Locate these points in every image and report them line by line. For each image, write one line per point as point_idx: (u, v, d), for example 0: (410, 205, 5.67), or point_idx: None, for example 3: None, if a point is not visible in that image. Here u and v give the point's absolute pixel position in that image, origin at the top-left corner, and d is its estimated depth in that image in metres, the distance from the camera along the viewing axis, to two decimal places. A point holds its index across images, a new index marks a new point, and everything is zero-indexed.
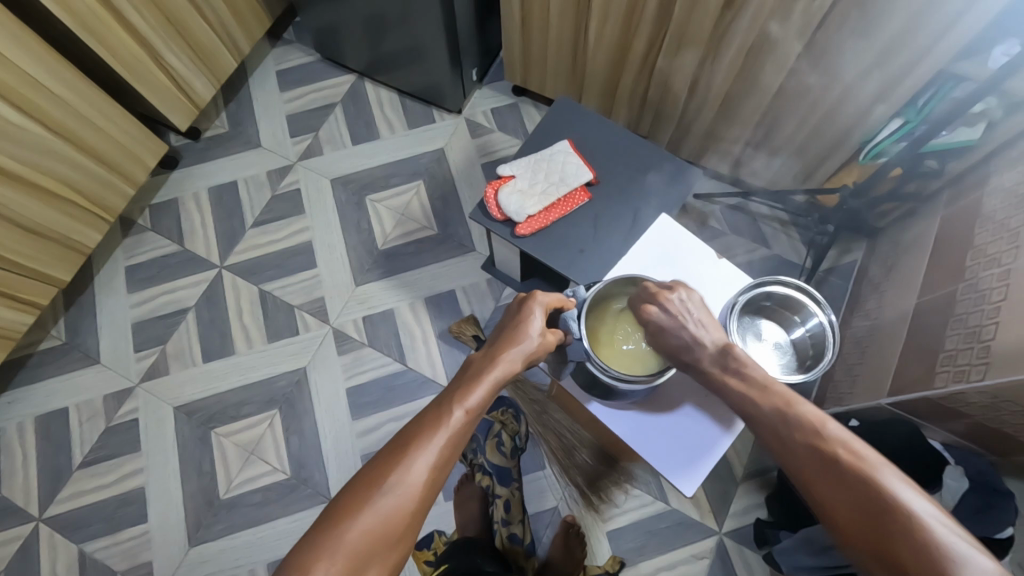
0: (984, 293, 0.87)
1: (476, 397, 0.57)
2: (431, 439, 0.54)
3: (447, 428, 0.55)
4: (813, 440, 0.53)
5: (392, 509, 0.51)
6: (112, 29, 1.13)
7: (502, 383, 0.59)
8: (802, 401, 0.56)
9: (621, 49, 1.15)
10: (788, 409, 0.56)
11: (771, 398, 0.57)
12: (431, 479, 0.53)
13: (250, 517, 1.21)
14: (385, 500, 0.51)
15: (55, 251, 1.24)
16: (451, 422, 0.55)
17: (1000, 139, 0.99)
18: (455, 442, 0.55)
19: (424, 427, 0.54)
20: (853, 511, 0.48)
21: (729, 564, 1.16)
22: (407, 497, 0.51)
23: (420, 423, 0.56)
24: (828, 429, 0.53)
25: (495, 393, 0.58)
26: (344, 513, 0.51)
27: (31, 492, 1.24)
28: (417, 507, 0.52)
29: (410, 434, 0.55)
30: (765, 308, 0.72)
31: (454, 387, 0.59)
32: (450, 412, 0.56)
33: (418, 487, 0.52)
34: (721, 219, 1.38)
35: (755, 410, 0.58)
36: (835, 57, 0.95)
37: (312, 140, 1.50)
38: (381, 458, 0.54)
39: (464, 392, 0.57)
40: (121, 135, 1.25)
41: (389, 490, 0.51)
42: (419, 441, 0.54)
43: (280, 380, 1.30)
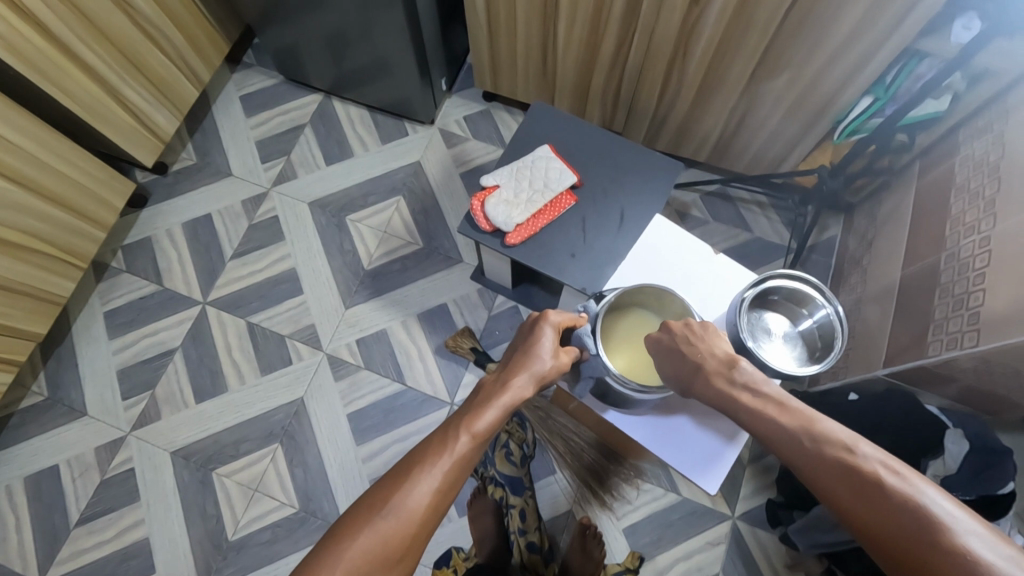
0: (966, 261, 0.90)
1: (483, 421, 0.57)
2: (435, 463, 0.55)
3: (452, 454, 0.55)
4: (838, 457, 0.52)
5: (392, 530, 0.51)
6: (66, 70, 1.09)
7: (510, 409, 0.59)
8: (826, 420, 0.56)
9: (591, 50, 1.15)
10: (811, 426, 0.55)
11: (789, 416, 0.57)
12: (433, 503, 0.53)
13: (261, 556, 1.18)
14: (385, 521, 0.51)
15: (28, 305, 1.19)
16: (457, 447, 0.55)
17: (966, 109, 1.02)
18: (460, 467, 0.55)
19: (429, 452, 0.54)
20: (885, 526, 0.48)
21: (744, 546, 1.18)
22: (408, 520, 0.52)
23: (426, 446, 0.56)
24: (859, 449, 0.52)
25: (504, 418, 0.58)
26: (346, 532, 0.51)
27: (29, 556, 1.19)
28: (417, 529, 0.52)
29: (416, 456, 0.56)
30: (772, 303, 0.73)
31: (464, 410, 0.59)
32: (456, 436, 0.56)
33: (419, 511, 0.52)
34: (702, 207, 1.39)
35: (774, 425, 0.57)
36: (800, 43, 0.97)
37: (284, 165, 1.47)
38: (387, 478, 0.55)
39: (473, 416, 0.57)
40: (87, 179, 1.21)
41: (391, 511, 0.52)
42: (423, 464, 0.55)
43: (278, 413, 1.27)
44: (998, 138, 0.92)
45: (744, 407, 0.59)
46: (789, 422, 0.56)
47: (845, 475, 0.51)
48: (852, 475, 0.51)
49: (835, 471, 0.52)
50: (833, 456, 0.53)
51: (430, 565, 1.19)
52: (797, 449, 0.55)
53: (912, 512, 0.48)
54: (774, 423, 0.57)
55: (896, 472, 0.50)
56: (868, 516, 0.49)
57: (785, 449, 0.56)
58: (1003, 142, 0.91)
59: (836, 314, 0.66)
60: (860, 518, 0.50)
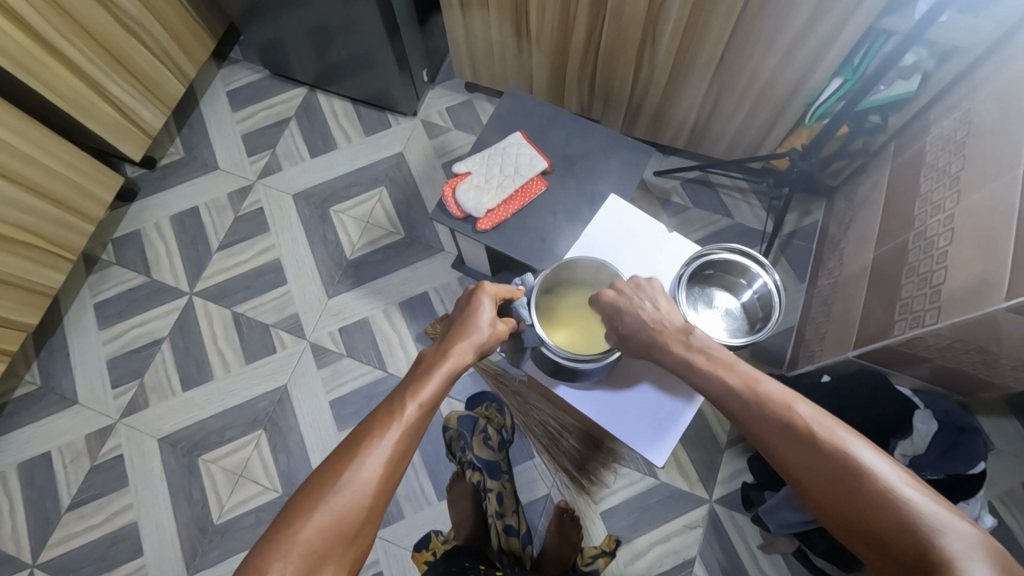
0: (932, 239, 0.90)
1: (428, 390, 0.58)
2: (383, 435, 0.55)
3: (399, 424, 0.55)
4: (784, 416, 0.55)
5: (347, 505, 0.51)
6: (49, 67, 1.11)
7: (453, 378, 0.61)
8: (768, 380, 0.59)
9: (563, 37, 1.16)
10: (756, 386, 0.58)
11: (737, 376, 0.60)
12: (385, 474, 0.53)
13: (245, 540, 1.21)
14: (339, 497, 0.51)
15: (19, 297, 1.23)
16: (403, 417, 0.56)
17: (937, 87, 1.01)
18: (410, 436, 0.55)
19: (376, 424, 0.54)
20: (828, 483, 0.51)
21: (721, 530, 1.19)
22: (361, 494, 0.52)
23: (373, 421, 0.56)
24: (796, 407, 0.56)
25: (448, 385, 0.60)
26: (298, 514, 0.50)
27: (22, 540, 1.23)
28: (372, 501, 0.52)
29: (362, 431, 0.56)
30: (713, 277, 0.78)
31: (407, 382, 0.60)
32: (402, 407, 0.57)
33: (372, 484, 0.52)
34: (682, 193, 1.39)
35: (725, 390, 0.60)
36: (764, 25, 0.97)
37: (270, 158, 1.49)
38: (335, 456, 0.54)
39: (416, 387, 0.58)
40: (74, 174, 1.24)
41: (344, 487, 0.51)
42: (371, 437, 0.54)
43: (262, 400, 1.29)
44: (964, 116, 0.92)
45: (696, 371, 0.63)
46: (734, 382, 0.60)
47: (783, 429, 0.55)
48: (789, 429, 0.54)
49: (774, 424, 0.55)
50: (773, 412, 0.56)
51: (409, 548, 1.20)
52: (742, 410, 0.58)
53: (845, 464, 0.50)
54: (722, 383, 0.60)
55: (830, 428, 0.53)
56: (804, 466, 0.52)
57: (730, 409, 0.59)
58: (969, 119, 0.90)
59: (773, 282, 0.72)
60: (793, 466, 0.53)
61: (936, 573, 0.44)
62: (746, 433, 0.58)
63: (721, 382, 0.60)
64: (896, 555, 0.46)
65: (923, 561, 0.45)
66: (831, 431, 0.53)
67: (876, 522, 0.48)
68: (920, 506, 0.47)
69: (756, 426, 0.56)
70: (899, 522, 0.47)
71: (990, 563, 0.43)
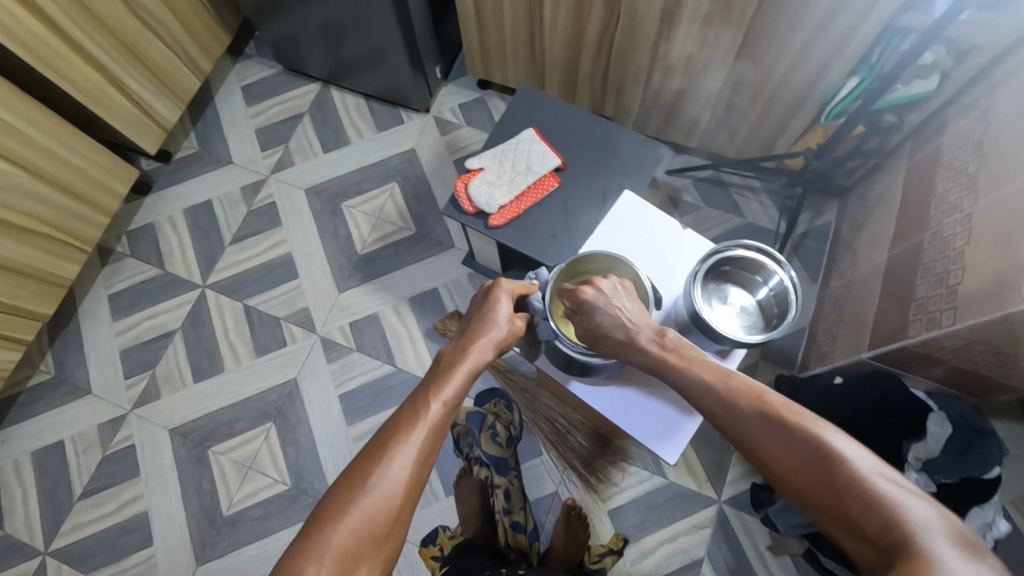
0: (948, 240, 0.89)
1: (451, 387, 0.57)
2: (410, 434, 0.54)
3: (425, 423, 0.55)
4: (755, 404, 0.55)
5: (378, 506, 0.50)
6: (67, 59, 1.13)
7: (474, 375, 0.60)
8: (741, 374, 0.59)
9: (577, 35, 1.16)
10: (728, 378, 0.58)
11: (710, 371, 0.60)
12: (414, 473, 0.52)
13: (254, 532, 1.21)
14: (369, 498, 0.50)
15: (35, 287, 1.24)
16: (429, 415, 0.55)
17: (954, 87, 1.01)
18: (436, 433, 0.55)
19: (402, 423, 0.53)
20: (797, 467, 0.50)
21: (729, 530, 1.18)
22: (392, 494, 0.51)
23: (397, 419, 0.56)
24: (767, 396, 0.55)
25: (469, 383, 0.59)
26: (329, 516, 0.49)
27: (34, 527, 1.24)
28: (403, 500, 0.51)
29: (388, 431, 0.55)
30: (728, 274, 0.78)
31: (429, 381, 0.59)
32: (427, 406, 0.56)
33: (402, 483, 0.51)
34: (694, 192, 1.39)
35: (696, 380, 0.60)
36: (779, 22, 0.96)
37: (283, 153, 1.50)
38: (362, 458, 0.53)
39: (439, 385, 0.58)
40: (90, 166, 1.25)
41: (374, 487, 0.50)
42: (398, 437, 0.54)
43: (271, 393, 1.30)
44: (983, 116, 0.91)
45: (670, 366, 0.63)
46: (708, 377, 0.60)
47: (754, 418, 0.54)
48: (758, 417, 0.54)
49: (744, 415, 0.55)
50: (743, 401, 0.56)
51: (417, 543, 1.21)
52: (715, 400, 0.58)
53: (813, 447, 0.50)
54: (695, 377, 0.60)
55: (798, 413, 0.53)
56: (774, 452, 0.52)
57: (703, 402, 0.59)
58: (987, 119, 0.89)
59: (789, 279, 0.71)
60: (763, 453, 0.53)
61: (908, 554, 0.42)
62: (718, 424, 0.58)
63: (688, 373, 0.61)
64: (865, 537, 0.45)
65: (890, 539, 0.44)
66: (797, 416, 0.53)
67: (848, 505, 0.46)
68: (885, 486, 0.46)
69: (724, 413, 0.56)
70: (867, 503, 0.46)
71: (952, 539, 0.42)
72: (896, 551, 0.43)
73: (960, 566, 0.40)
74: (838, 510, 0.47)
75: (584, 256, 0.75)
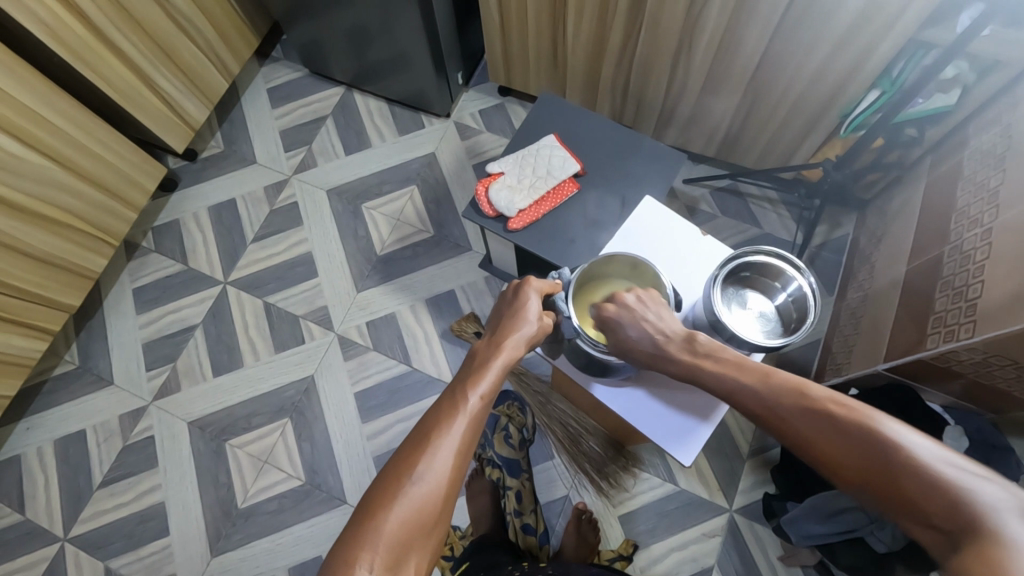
0: (968, 254, 0.89)
1: (488, 381, 0.59)
2: (451, 426, 0.55)
3: (465, 415, 0.56)
4: (801, 401, 0.56)
5: (426, 495, 0.52)
6: (102, 57, 1.16)
7: (508, 370, 0.62)
8: (781, 371, 0.60)
9: (600, 43, 1.18)
10: (769, 377, 0.59)
11: (749, 373, 0.61)
12: (457, 464, 0.54)
13: (268, 525, 1.23)
14: (416, 488, 0.52)
15: (63, 278, 1.27)
16: (468, 408, 0.57)
17: (975, 102, 1.01)
18: (475, 425, 0.56)
19: (444, 415, 0.55)
20: (854, 458, 0.51)
21: (740, 540, 1.18)
22: (438, 484, 0.52)
23: (437, 412, 0.57)
24: (812, 392, 0.56)
25: (504, 378, 0.61)
26: (378, 506, 0.51)
27: (55, 513, 1.27)
28: (448, 489, 0.53)
29: (429, 423, 0.56)
30: (747, 279, 0.78)
31: (465, 376, 0.60)
32: (465, 399, 0.57)
33: (446, 474, 0.53)
34: (710, 202, 1.40)
35: (738, 383, 0.61)
36: (801, 34, 0.97)
37: (306, 154, 1.53)
38: (405, 450, 0.55)
39: (475, 379, 0.59)
40: (121, 162, 1.29)
41: (420, 477, 0.52)
42: (439, 429, 0.55)
43: (289, 389, 1.32)
44: (1006, 130, 0.91)
45: (707, 371, 0.64)
46: (747, 379, 0.61)
47: (802, 413, 0.55)
48: (806, 412, 0.55)
49: (793, 411, 0.56)
50: (790, 399, 0.57)
51: None
52: (758, 402, 0.59)
53: (867, 437, 0.50)
54: (735, 380, 0.61)
55: (848, 406, 0.53)
56: (828, 445, 0.53)
57: (746, 403, 0.60)
58: (1009, 134, 0.90)
59: (808, 284, 0.72)
60: (814, 445, 0.54)
61: (982, 536, 0.42)
62: (764, 424, 0.58)
63: (731, 377, 0.62)
64: (929, 521, 0.46)
65: (957, 520, 0.44)
66: (846, 407, 0.54)
67: (913, 492, 0.47)
68: (946, 470, 0.46)
69: (769, 414, 0.57)
70: (933, 487, 0.46)
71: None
72: (964, 532, 0.43)
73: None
74: (904, 499, 0.47)
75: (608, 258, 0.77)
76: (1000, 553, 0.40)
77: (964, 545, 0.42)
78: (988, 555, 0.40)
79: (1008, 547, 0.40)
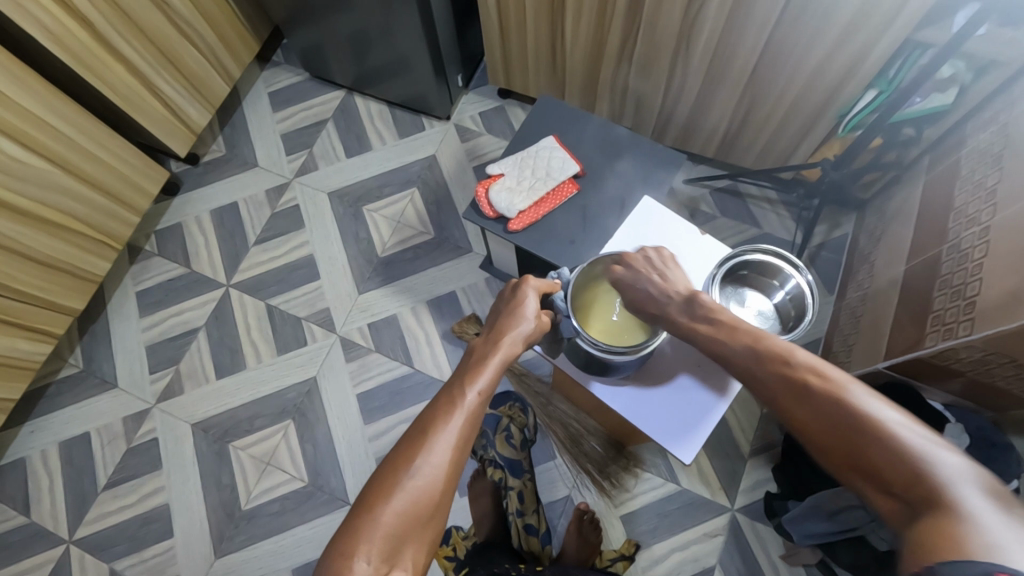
0: (966, 252, 0.89)
1: (485, 377, 0.59)
2: (448, 421, 0.56)
3: (462, 410, 0.57)
4: (781, 369, 0.56)
5: (423, 489, 0.52)
6: (105, 62, 1.17)
7: (506, 365, 0.62)
8: (769, 337, 0.60)
9: (598, 45, 1.18)
10: (757, 343, 0.59)
11: (739, 338, 0.61)
12: (453, 458, 0.54)
13: (271, 527, 1.24)
14: (413, 481, 0.52)
15: (67, 282, 1.28)
16: (465, 403, 0.57)
17: (972, 102, 1.02)
18: (472, 421, 0.57)
19: (441, 410, 0.56)
20: (828, 428, 0.51)
21: (742, 539, 1.18)
22: (434, 478, 0.53)
23: (435, 407, 0.58)
24: (796, 359, 0.56)
25: (501, 374, 0.61)
26: (376, 499, 0.52)
27: (59, 516, 1.28)
28: (445, 483, 0.53)
29: (426, 419, 0.57)
30: (746, 278, 0.79)
31: (463, 372, 0.61)
32: (462, 395, 0.58)
33: (443, 468, 0.53)
34: (710, 203, 1.40)
35: (729, 348, 0.61)
36: (797, 36, 0.98)
37: (307, 157, 1.54)
38: (404, 444, 0.55)
39: (473, 375, 0.60)
40: (123, 166, 1.30)
41: (417, 471, 0.53)
42: (436, 424, 0.56)
43: (291, 391, 1.33)
44: (1002, 129, 0.91)
45: (698, 334, 0.65)
46: (739, 343, 0.60)
47: (781, 379, 0.55)
48: (784, 379, 0.55)
49: (772, 378, 0.56)
50: (770, 366, 0.57)
51: None
52: (742, 366, 0.59)
53: (842, 407, 0.50)
54: (722, 344, 0.61)
55: (825, 374, 0.53)
56: (802, 414, 0.53)
57: (731, 365, 0.60)
58: (1006, 133, 0.90)
59: (806, 282, 0.72)
60: (788, 411, 0.54)
61: (936, 509, 0.43)
62: (746, 387, 0.59)
63: (720, 342, 0.62)
64: (891, 489, 0.46)
65: (917, 492, 0.45)
66: (825, 375, 0.54)
67: (878, 462, 0.47)
68: (914, 444, 0.46)
69: (752, 379, 0.58)
70: (898, 461, 0.46)
71: (983, 490, 0.43)
72: (923, 504, 0.44)
73: (986, 515, 0.41)
74: (869, 470, 0.48)
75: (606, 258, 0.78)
76: (950, 528, 0.41)
77: (921, 515, 0.43)
78: (942, 526, 0.41)
79: (966, 518, 0.41)
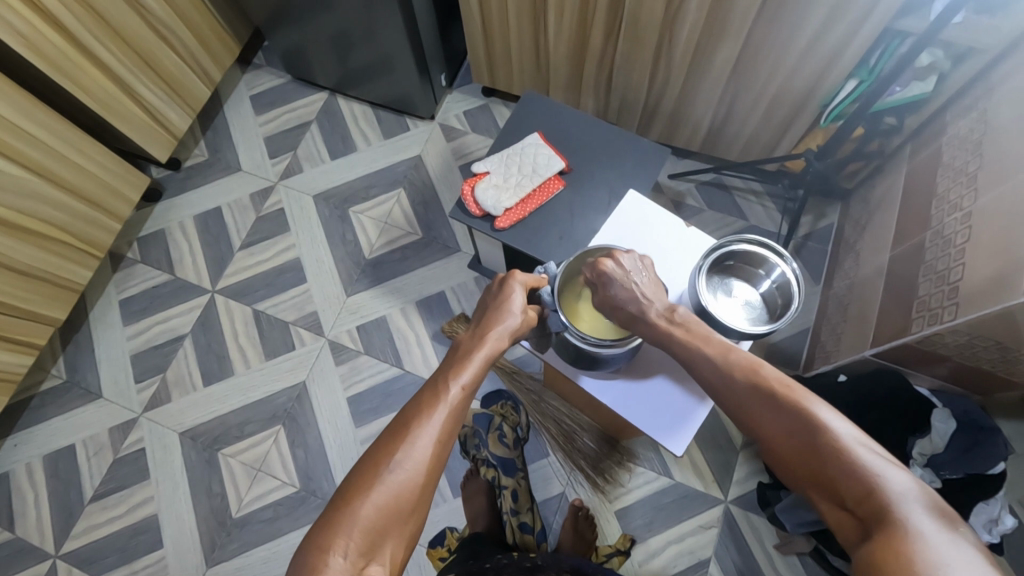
0: (949, 238, 0.90)
1: (469, 372, 0.59)
2: (431, 415, 0.55)
3: (445, 405, 0.56)
4: (750, 379, 0.59)
5: (403, 483, 0.52)
6: (82, 67, 1.15)
7: (491, 361, 0.62)
8: (739, 349, 0.63)
9: (581, 41, 1.18)
10: (728, 354, 0.63)
11: (711, 346, 0.65)
12: (435, 453, 0.54)
13: (263, 534, 1.22)
14: (393, 476, 0.52)
15: (48, 291, 1.26)
16: (448, 398, 0.57)
17: (952, 89, 1.03)
18: (455, 416, 0.56)
19: (424, 404, 0.55)
20: (789, 442, 0.54)
21: (737, 531, 1.19)
22: (415, 472, 0.52)
23: (417, 401, 0.57)
24: (764, 371, 0.60)
25: (486, 369, 0.61)
26: (355, 492, 0.51)
27: (46, 529, 1.25)
28: (426, 478, 0.53)
29: (409, 413, 0.57)
30: (731, 268, 0.79)
31: (447, 367, 0.61)
32: (446, 389, 0.58)
33: (425, 462, 0.53)
34: (697, 196, 1.40)
35: (698, 357, 0.65)
36: (778, 27, 0.98)
37: (291, 160, 1.52)
38: (385, 439, 0.55)
39: (457, 370, 0.59)
40: (104, 173, 1.28)
41: (398, 465, 0.52)
42: (419, 418, 0.55)
43: (281, 396, 1.31)
44: (982, 116, 0.92)
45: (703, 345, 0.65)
46: (708, 351, 0.64)
47: (751, 392, 0.59)
48: (753, 389, 0.59)
49: (740, 388, 0.60)
50: (741, 376, 0.60)
51: (425, 544, 1.21)
52: (713, 373, 0.63)
53: (805, 421, 0.54)
54: (695, 352, 0.65)
55: (790, 390, 0.57)
56: (768, 425, 0.56)
57: (701, 373, 0.64)
58: (986, 119, 0.91)
59: (791, 270, 0.73)
60: (755, 422, 0.58)
61: (883, 522, 0.46)
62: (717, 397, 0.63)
63: (692, 347, 0.65)
64: (846, 505, 0.49)
65: (868, 508, 0.47)
66: (791, 391, 0.57)
67: (834, 477, 0.50)
68: (864, 457, 0.50)
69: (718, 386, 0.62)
70: (852, 476, 0.49)
71: (928, 508, 0.46)
72: (870, 518, 0.47)
73: (930, 534, 0.43)
74: (825, 483, 0.51)
75: (594, 249, 0.77)
76: (896, 543, 0.44)
77: (869, 531, 0.46)
78: (889, 544, 0.44)
79: (909, 537, 0.44)
